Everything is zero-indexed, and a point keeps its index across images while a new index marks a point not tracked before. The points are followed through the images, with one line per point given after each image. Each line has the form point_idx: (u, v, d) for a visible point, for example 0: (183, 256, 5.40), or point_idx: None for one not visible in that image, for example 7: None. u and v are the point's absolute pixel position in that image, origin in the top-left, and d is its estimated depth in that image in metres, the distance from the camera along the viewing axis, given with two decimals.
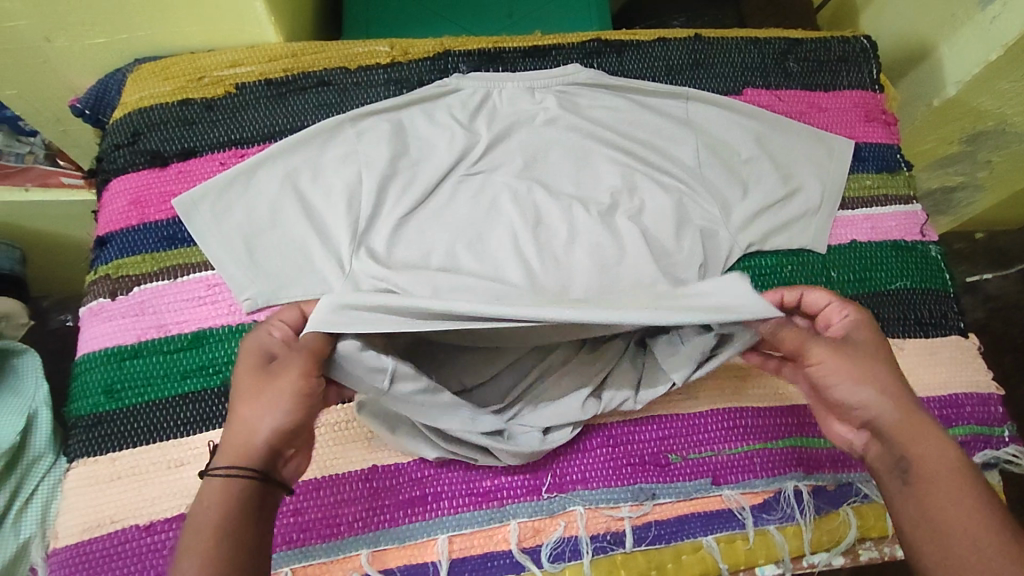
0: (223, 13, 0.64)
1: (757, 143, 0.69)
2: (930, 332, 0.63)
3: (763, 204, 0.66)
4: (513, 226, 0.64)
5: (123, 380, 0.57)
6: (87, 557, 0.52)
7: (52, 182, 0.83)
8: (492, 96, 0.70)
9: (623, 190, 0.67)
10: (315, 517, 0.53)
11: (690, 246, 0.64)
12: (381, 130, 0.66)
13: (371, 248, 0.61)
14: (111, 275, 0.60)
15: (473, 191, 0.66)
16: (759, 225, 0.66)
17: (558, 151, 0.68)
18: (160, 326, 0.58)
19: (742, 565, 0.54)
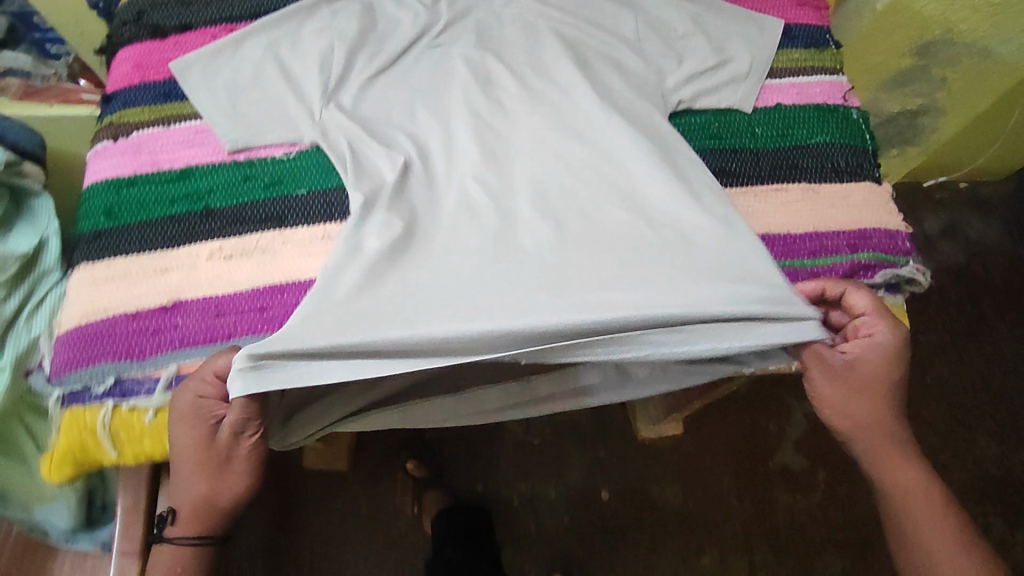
0: None
1: (693, 21, 0.75)
2: (844, 178, 0.69)
3: (695, 70, 0.72)
4: (466, 124, 0.70)
5: (120, 203, 0.66)
6: (82, 337, 0.60)
7: (73, 99, 0.96)
8: None
9: (568, 82, 0.72)
10: (279, 311, 0.62)
11: (626, 102, 0.70)
12: (352, 9, 0.74)
13: (340, 101, 0.70)
14: (114, 122, 0.69)
15: (426, 82, 0.73)
16: (690, 88, 0.72)
17: (510, 28, 0.76)
18: (154, 163, 0.67)
19: None
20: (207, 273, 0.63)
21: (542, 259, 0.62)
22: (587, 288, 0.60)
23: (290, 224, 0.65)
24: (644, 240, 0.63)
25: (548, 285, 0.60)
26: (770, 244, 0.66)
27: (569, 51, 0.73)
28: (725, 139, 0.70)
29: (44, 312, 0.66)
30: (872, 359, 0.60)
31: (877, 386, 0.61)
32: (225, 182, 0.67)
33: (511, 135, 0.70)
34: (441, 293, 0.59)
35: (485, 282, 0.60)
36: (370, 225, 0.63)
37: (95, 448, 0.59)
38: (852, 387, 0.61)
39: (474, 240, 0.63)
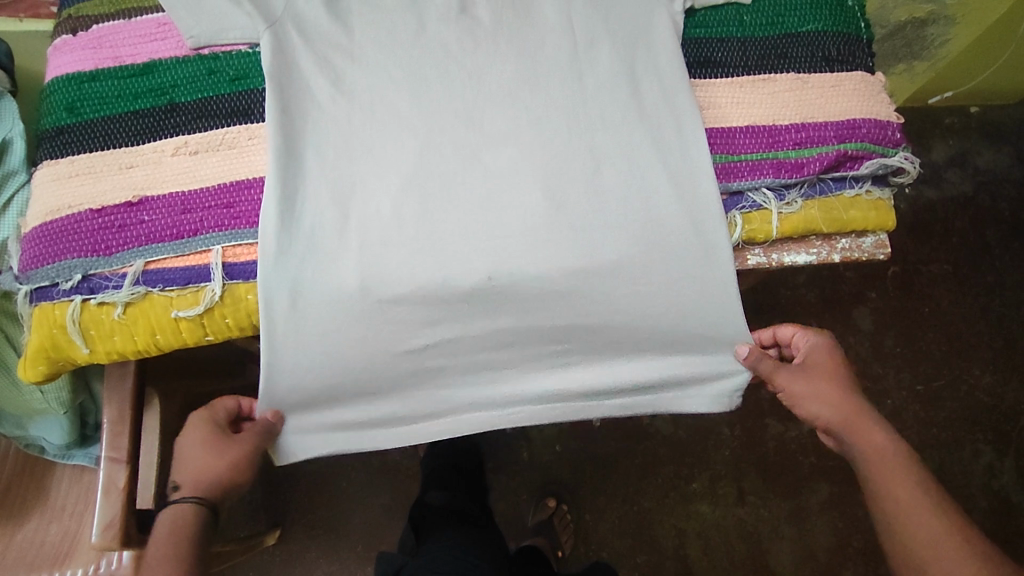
0: None
1: None
2: (835, 68, 0.66)
3: None
4: (449, 103, 0.63)
5: (82, 98, 0.64)
6: (46, 234, 0.59)
7: (44, 14, 0.85)
8: None
9: (567, 41, 0.65)
10: (246, 208, 0.60)
11: (617, 23, 0.66)
12: None
13: (296, 20, 0.65)
14: (72, 15, 0.66)
15: (408, 52, 0.65)
16: None
17: None
18: (116, 57, 0.65)
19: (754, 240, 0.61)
20: (172, 169, 0.61)
21: (510, 281, 0.59)
22: (552, 313, 0.61)
23: (256, 119, 0.63)
24: (620, 239, 0.60)
25: (522, 323, 0.61)
26: (755, 135, 0.63)
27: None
28: (711, 28, 0.67)
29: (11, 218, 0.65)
30: (825, 369, 0.66)
31: (830, 381, 0.66)
32: (189, 78, 0.64)
33: (500, 123, 0.62)
34: (417, 328, 0.60)
35: (457, 313, 0.60)
36: (348, 241, 0.59)
37: (67, 344, 0.58)
38: (813, 382, 0.65)
39: (444, 256, 0.59)
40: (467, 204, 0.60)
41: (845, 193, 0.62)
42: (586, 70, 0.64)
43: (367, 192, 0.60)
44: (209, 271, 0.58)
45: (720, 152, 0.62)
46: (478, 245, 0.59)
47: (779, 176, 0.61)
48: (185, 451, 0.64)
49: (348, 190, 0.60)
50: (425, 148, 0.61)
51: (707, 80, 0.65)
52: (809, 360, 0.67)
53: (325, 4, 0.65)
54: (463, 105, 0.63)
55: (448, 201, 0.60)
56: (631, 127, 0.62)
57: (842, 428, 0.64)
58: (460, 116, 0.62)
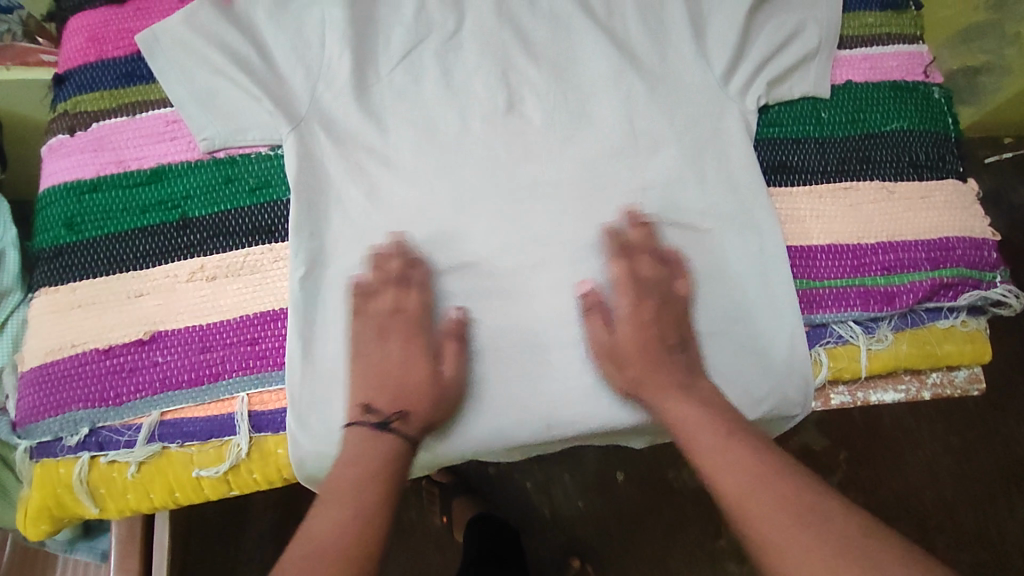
0: None
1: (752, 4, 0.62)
2: (924, 175, 0.59)
3: (758, 61, 0.61)
4: (499, 218, 0.57)
5: (83, 212, 0.56)
6: (47, 379, 0.52)
7: (32, 61, 0.73)
8: None
9: (627, 145, 0.59)
10: (273, 346, 0.53)
11: (682, 124, 0.60)
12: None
13: (324, 119, 0.59)
14: (69, 111, 0.59)
15: (453, 157, 0.59)
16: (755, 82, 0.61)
17: (535, 21, 0.63)
18: (120, 162, 0.58)
19: (841, 377, 0.55)
20: (188, 297, 0.55)
21: (570, 433, 0.54)
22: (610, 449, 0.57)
23: (280, 236, 0.56)
24: None
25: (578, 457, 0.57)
26: (840, 257, 0.57)
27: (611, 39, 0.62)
28: (785, 128, 0.60)
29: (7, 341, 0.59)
30: None
31: None
32: (204, 187, 0.57)
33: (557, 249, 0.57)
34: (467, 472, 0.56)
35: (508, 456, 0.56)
36: None
37: (73, 503, 0.52)
38: None
39: (495, 400, 0.54)
40: (518, 349, 0.55)
41: (939, 324, 0.56)
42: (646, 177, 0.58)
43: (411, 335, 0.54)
44: (234, 421, 0.52)
45: (805, 276, 0.56)
46: (533, 398, 0.54)
47: (868, 309, 0.55)
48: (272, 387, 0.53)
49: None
50: (474, 280, 0.56)
51: (784, 189, 0.59)
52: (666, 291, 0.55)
53: (358, 103, 0.59)
54: (516, 226, 0.57)
55: (500, 342, 0.55)
56: (698, 248, 0.57)
57: (642, 381, 0.51)
58: (513, 239, 0.57)
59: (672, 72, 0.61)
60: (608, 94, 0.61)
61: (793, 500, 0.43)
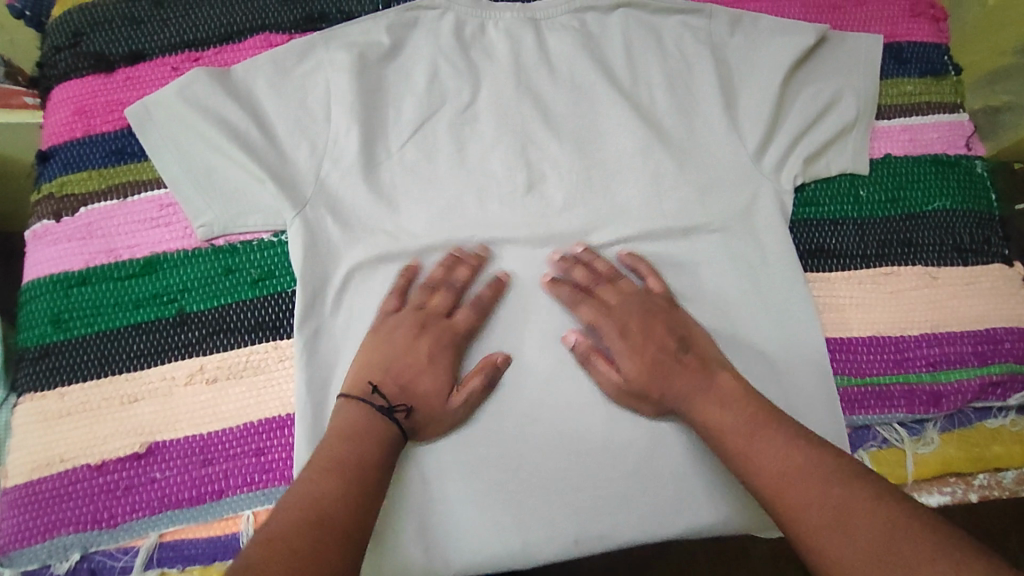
0: None
1: (785, 73, 0.59)
2: (969, 259, 0.56)
3: (793, 135, 0.58)
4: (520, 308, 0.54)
5: (70, 308, 0.52)
6: (35, 499, 0.48)
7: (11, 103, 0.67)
8: (487, 30, 0.60)
9: (654, 227, 0.56)
10: (279, 458, 0.50)
11: (714, 204, 0.56)
12: (340, 65, 0.57)
13: (329, 198, 0.55)
14: (54, 193, 0.54)
15: (470, 241, 0.55)
16: (790, 156, 0.57)
17: (555, 90, 0.59)
18: (110, 250, 0.53)
19: (886, 481, 0.52)
20: (186, 403, 0.50)
21: (599, 548, 0.51)
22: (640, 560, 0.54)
23: (286, 332, 0.52)
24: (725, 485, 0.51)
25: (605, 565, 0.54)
26: (881, 350, 0.54)
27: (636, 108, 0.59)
28: (823, 207, 0.57)
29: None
30: None
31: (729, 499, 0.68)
32: (202, 279, 0.53)
33: (583, 341, 0.53)
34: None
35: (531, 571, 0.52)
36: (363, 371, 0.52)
37: None
38: None
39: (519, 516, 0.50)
40: (543, 455, 0.51)
41: (987, 423, 0.53)
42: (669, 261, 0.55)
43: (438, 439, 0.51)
44: (239, 543, 0.48)
45: (850, 371, 0.53)
46: (560, 512, 0.51)
47: (913, 410, 0.52)
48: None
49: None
50: (493, 374, 0.52)
51: (823, 274, 0.56)
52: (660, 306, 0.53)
53: (368, 184, 0.55)
54: (539, 317, 0.54)
55: (523, 445, 0.51)
56: (732, 340, 0.54)
57: (662, 399, 0.50)
58: (534, 330, 0.54)
59: (701, 145, 0.58)
60: (634, 170, 0.57)
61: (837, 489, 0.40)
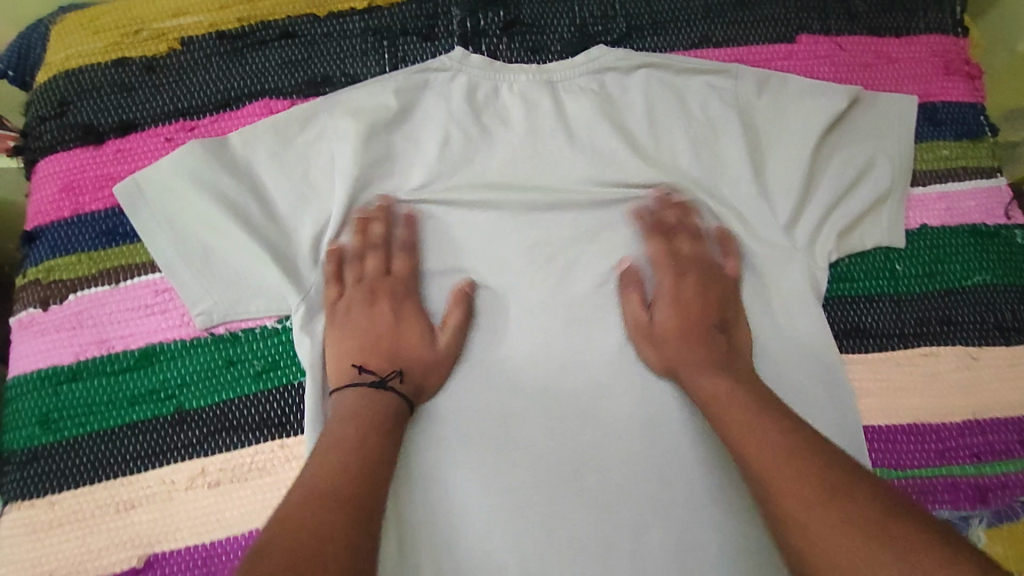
0: None
1: (814, 139, 0.56)
2: (1011, 338, 0.54)
3: (823, 206, 0.55)
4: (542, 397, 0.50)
5: (60, 408, 0.48)
6: None
7: None
8: (499, 92, 0.57)
9: None
10: None
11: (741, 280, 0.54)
12: (345, 134, 0.54)
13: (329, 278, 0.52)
14: (41, 279, 0.51)
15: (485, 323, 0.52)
16: (820, 228, 0.55)
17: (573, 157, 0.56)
18: (102, 341, 0.50)
19: None
20: (186, 511, 0.47)
21: None
22: None
23: (292, 430, 0.49)
24: None
25: None
26: (921, 440, 0.51)
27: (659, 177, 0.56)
28: (856, 284, 0.54)
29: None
30: None
31: None
32: (202, 372, 0.50)
33: (612, 435, 0.50)
34: None
35: None
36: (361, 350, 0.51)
37: None
38: None
39: None
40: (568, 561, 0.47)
41: None
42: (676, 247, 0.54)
43: (462, 543, 0.47)
44: None
45: (891, 463, 0.51)
46: None
47: (959, 505, 0.49)
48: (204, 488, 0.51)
49: (435, 519, 0.47)
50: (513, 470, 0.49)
51: (859, 357, 0.53)
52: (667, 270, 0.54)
53: (376, 267, 0.52)
54: (562, 405, 0.50)
55: (550, 542, 0.47)
56: None
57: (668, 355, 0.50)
58: (557, 419, 0.50)
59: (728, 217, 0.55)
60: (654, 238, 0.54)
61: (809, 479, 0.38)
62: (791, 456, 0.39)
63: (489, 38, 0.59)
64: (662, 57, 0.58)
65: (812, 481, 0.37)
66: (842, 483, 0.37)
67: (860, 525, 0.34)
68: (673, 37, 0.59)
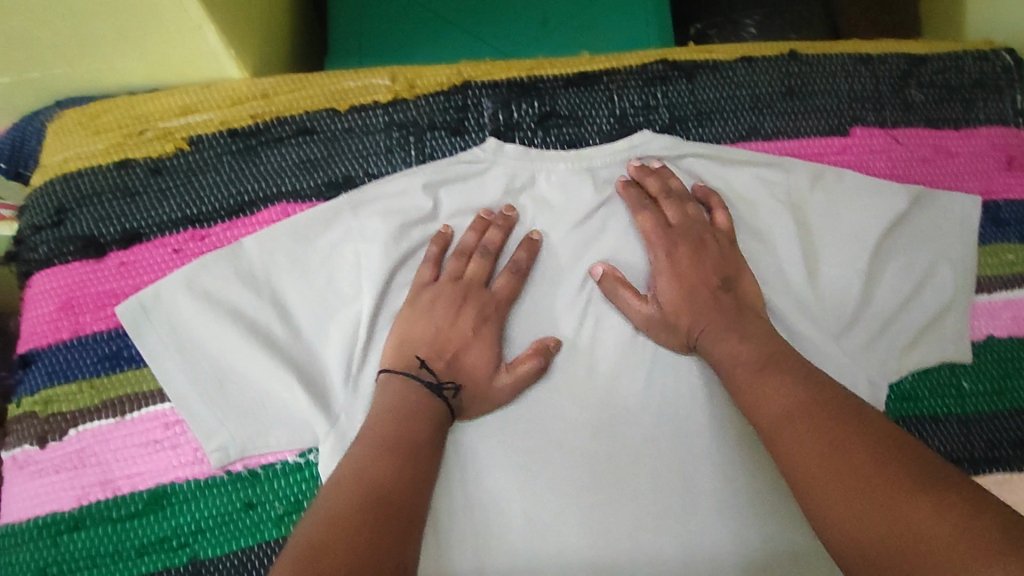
0: (171, 58, 0.51)
1: (878, 243, 0.52)
2: None
3: (889, 315, 0.51)
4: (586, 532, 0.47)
5: (61, 560, 0.44)
6: None
7: None
8: (537, 182, 0.52)
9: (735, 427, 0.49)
10: None
11: None
12: (373, 236, 0.49)
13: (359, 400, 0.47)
14: (39, 411, 0.47)
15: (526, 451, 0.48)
16: (885, 342, 0.51)
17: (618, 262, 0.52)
18: (106, 482, 0.46)
19: None
20: None
21: None
22: None
23: None
24: None
25: None
26: None
27: (714, 274, 0.49)
28: (922, 404, 0.51)
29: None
30: None
31: None
32: (219, 517, 0.45)
33: None
34: None
35: None
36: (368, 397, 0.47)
37: None
38: None
39: None
40: None
41: None
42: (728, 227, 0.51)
43: None
44: None
45: None
46: None
47: None
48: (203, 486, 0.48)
49: None
50: None
51: None
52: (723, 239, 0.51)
53: None
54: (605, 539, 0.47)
55: None
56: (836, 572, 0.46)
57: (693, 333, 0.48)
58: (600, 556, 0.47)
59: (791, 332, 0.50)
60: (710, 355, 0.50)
61: (823, 429, 0.37)
62: (804, 411, 0.39)
63: (524, 131, 0.54)
64: (711, 148, 0.53)
65: (819, 449, 0.36)
66: (839, 446, 0.36)
67: (851, 480, 0.34)
68: (720, 129, 0.55)
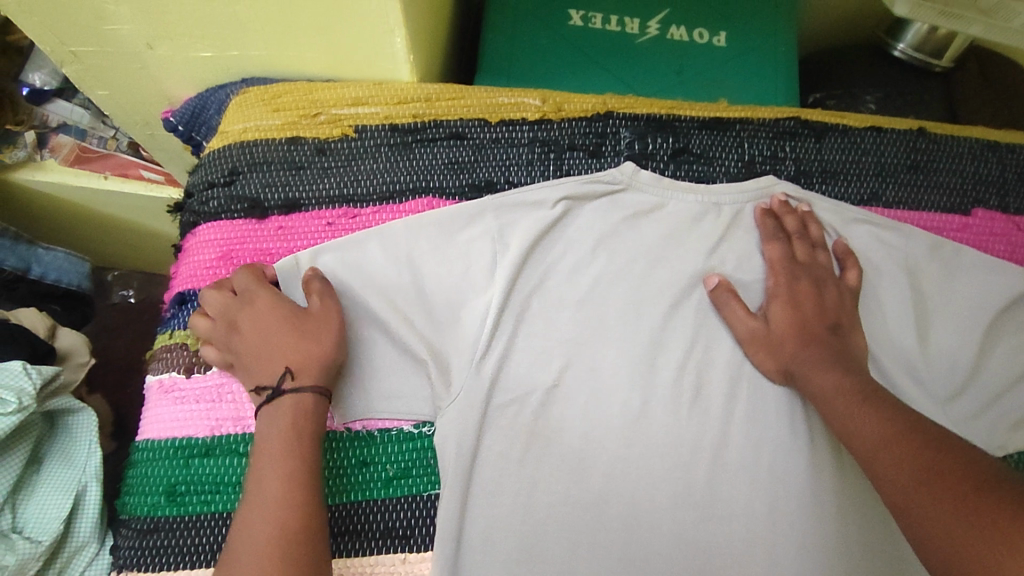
0: (355, 55, 0.57)
1: (997, 315, 0.54)
2: None
3: (1001, 387, 0.52)
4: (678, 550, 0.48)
5: (188, 481, 0.48)
6: None
7: (131, 175, 0.77)
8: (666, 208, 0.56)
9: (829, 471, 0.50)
10: None
11: None
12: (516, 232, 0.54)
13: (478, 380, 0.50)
14: (190, 345, 0.52)
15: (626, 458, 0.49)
16: (994, 413, 0.51)
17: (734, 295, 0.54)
18: (238, 419, 0.50)
19: None
20: None
21: None
22: None
23: (417, 544, 0.48)
24: None
25: None
26: None
27: (828, 329, 0.51)
28: None
29: (33, 498, 0.58)
30: None
31: None
32: (337, 469, 0.49)
33: None
34: None
35: None
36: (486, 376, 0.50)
37: None
38: None
39: None
40: None
41: None
42: (857, 283, 0.53)
43: None
44: None
45: None
46: None
47: None
48: (241, 343, 0.48)
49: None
50: None
51: None
52: (847, 293, 0.53)
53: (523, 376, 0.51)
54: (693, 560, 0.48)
55: None
56: None
57: (793, 365, 0.50)
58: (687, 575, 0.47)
59: (897, 392, 0.51)
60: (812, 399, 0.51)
61: (922, 445, 0.39)
62: (895, 435, 0.40)
63: (657, 162, 0.58)
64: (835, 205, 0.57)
65: (907, 470, 0.38)
66: (935, 464, 0.37)
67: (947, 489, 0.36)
68: (843, 188, 0.58)
